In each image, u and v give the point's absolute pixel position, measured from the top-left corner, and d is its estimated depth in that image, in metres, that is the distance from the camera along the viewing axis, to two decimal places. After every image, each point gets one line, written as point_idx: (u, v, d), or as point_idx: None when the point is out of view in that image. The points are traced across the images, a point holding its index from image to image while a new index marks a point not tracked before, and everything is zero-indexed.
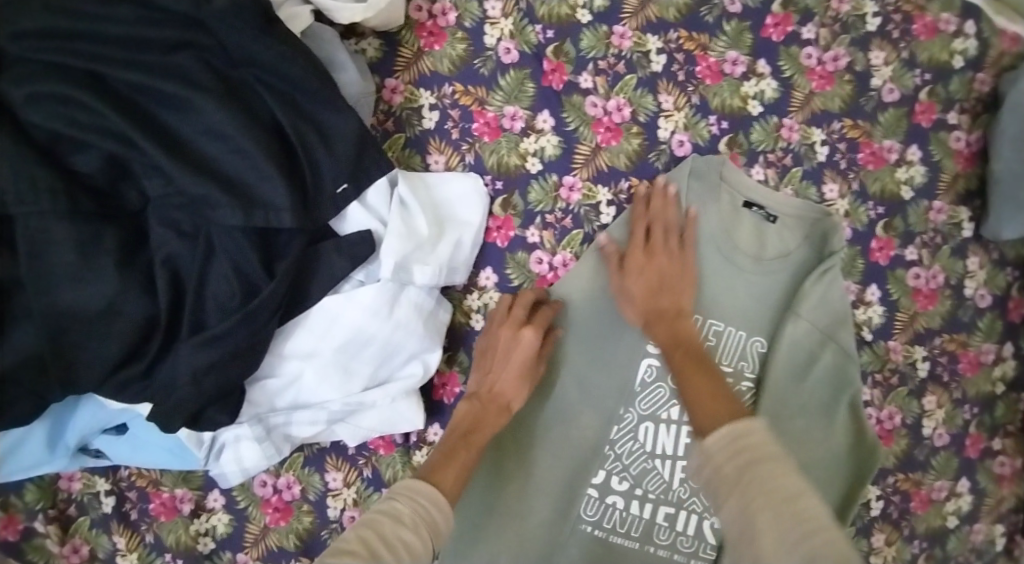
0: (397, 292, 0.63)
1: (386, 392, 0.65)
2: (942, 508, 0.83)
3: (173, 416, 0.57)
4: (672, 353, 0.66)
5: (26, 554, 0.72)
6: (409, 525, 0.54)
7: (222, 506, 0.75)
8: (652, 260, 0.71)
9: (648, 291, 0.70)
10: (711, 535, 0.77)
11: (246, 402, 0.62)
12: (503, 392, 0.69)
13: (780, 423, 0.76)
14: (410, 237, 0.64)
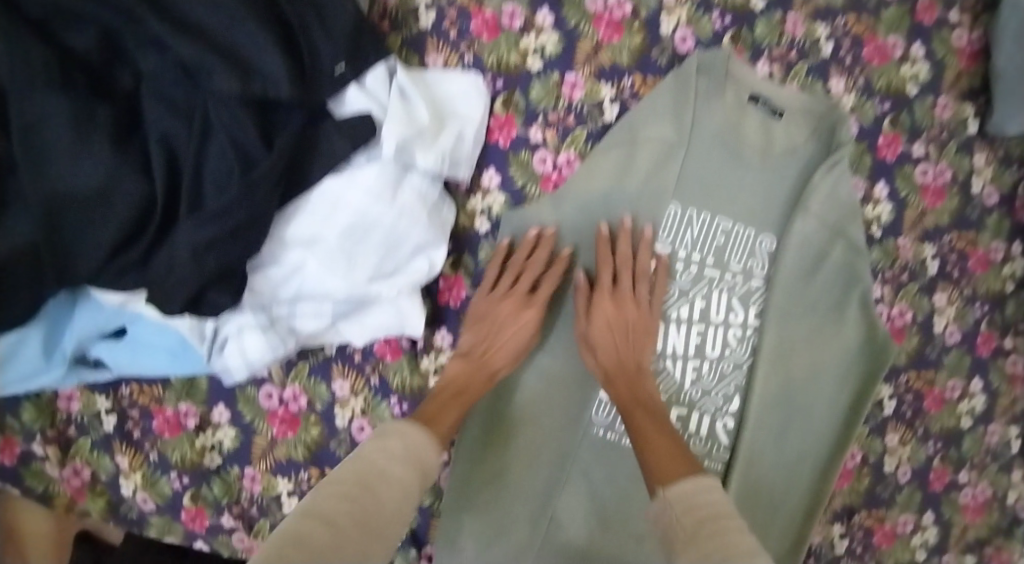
0: (400, 178, 0.61)
1: (393, 284, 0.64)
2: (955, 408, 0.81)
3: (173, 296, 0.56)
4: (628, 404, 0.68)
5: (26, 479, 0.73)
6: (400, 463, 0.58)
7: (228, 420, 0.73)
8: (618, 325, 0.70)
9: (612, 349, 0.70)
10: (723, 435, 0.77)
11: (248, 292, 0.60)
12: (495, 355, 0.69)
13: (791, 320, 0.75)
14: (410, 124, 0.61)
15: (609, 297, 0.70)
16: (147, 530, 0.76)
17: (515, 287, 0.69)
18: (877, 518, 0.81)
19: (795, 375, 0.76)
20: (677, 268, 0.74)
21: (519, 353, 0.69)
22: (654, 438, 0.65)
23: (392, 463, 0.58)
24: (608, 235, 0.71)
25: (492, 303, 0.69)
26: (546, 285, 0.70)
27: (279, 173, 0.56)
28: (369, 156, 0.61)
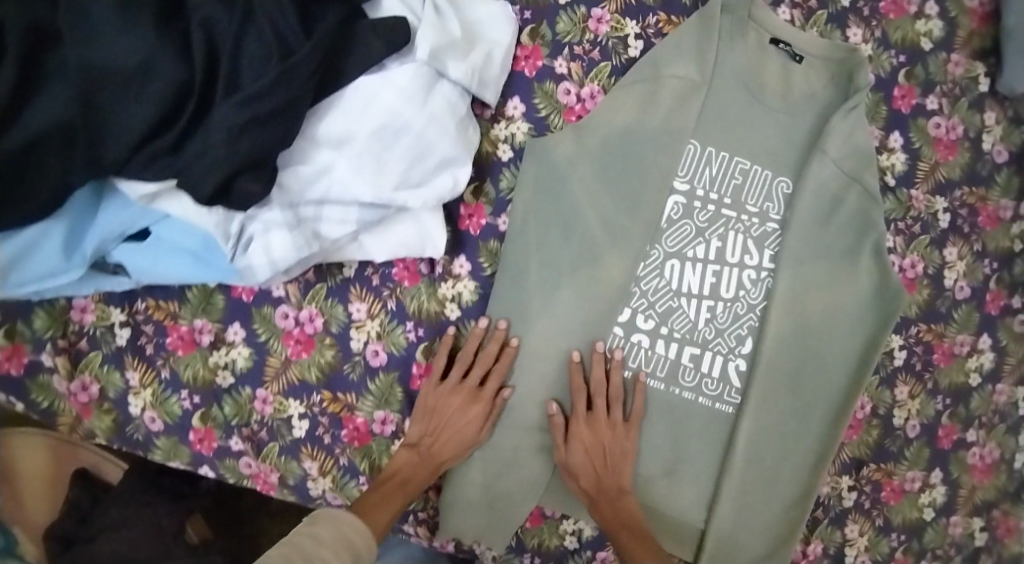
0: (432, 84, 0.63)
1: (419, 196, 0.64)
2: (964, 364, 0.82)
3: (204, 178, 0.56)
4: (618, 530, 0.73)
5: (30, 393, 0.71)
6: (351, 530, 0.63)
7: (242, 340, 0.73)
8: (592, 428, 0.73)
9: (593, 465, 0.73)
10: (735, 378, 0.77)
11: (278, 188, 0.61)
12: (443, 436, 0.71)
13: (805, 265, 0.76)
14: (443, 35, 0.63)
15: (582, 421, 0.73)
16: (152, 453, 0.74)
17: (465, 380, 0.71)
18: (886, 472, 0.81)
19: (808, 320, 0.77)
20: (694, 206, 0.75)
21: (468, 444, 0.71)
22: (643, 561, 0.72)
23: (341, 529, 0.62)
24: (580, 364, 0.73)
25: (445, 395, 0.71)
26: (495, 380, 0.72)
27: (318, 61, 0.57)
28: (401, 59, 0.62)
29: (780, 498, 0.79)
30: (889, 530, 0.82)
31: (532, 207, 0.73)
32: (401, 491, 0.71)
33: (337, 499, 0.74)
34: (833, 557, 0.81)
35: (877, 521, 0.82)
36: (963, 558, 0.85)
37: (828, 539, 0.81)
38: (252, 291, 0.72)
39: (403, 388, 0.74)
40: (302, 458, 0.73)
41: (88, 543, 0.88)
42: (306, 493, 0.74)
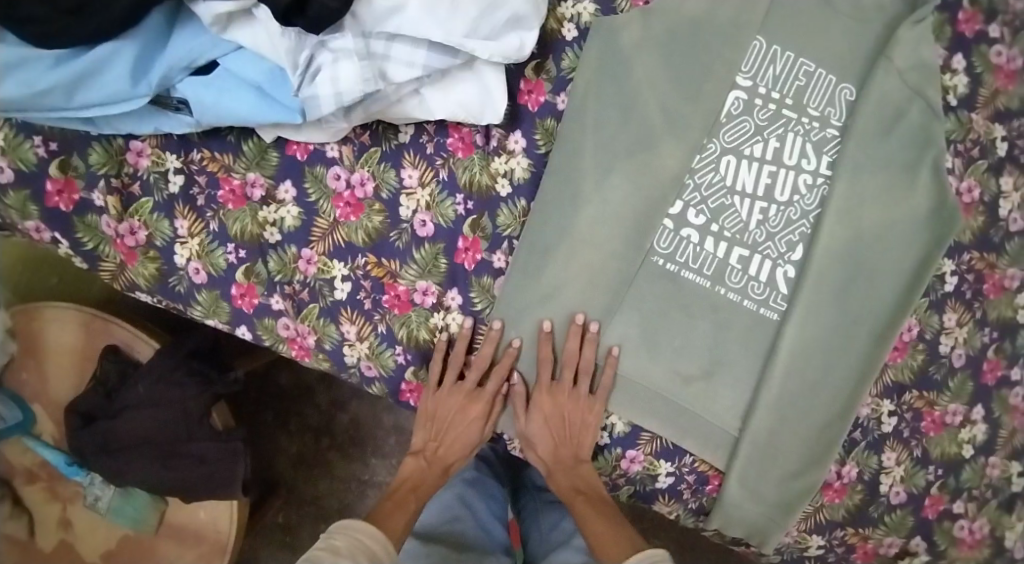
0: None
1: (486, 48, 0.65)
2: (1013, 300, 0.80)
3: None
4: (573, 498, 0.75)
5: (76, 231, 0.70)
6: (348, 555, 0.60)
7: (292, 199, 0.72)
8: (546, 427, 0.75)
9: (552, 437, 0.75)
10: (782, 284, 0.76)
11: (351, 17, 0.63)
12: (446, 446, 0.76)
13: (863, 176, 0.74)
14: None
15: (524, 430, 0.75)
16: (191, 309, 0.73)
17: (463, 380, 0.73)
18: (927, 401, 0.79)
19: (863, 232, 0.75)
20: (755, 103, 0.74)
21: (469, 445, 0.75)
22: (595, 527, 0.74)
23: (341, 556, 0.60)
24: (549, 332, 0.73)
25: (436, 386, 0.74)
26: (493, 379, 0.73)
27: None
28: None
29: (819, 420, 0.77)
30: (925, 463, 0.80)
31: (594, 87, 0.73)
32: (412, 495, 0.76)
33: (372, 369, 0.74)
34: (867, 484, 0.79)
35: (915, 451, 0.79)
36: (998, 503, 0.82)
37: (863, 463, 0.79)
38: (305, 150, 0.72)
39: (448, 262, 0.73)
40: (340, 321, 0.73)
41: (110, 421, 0.87)
42: (342, 361, 0.74)
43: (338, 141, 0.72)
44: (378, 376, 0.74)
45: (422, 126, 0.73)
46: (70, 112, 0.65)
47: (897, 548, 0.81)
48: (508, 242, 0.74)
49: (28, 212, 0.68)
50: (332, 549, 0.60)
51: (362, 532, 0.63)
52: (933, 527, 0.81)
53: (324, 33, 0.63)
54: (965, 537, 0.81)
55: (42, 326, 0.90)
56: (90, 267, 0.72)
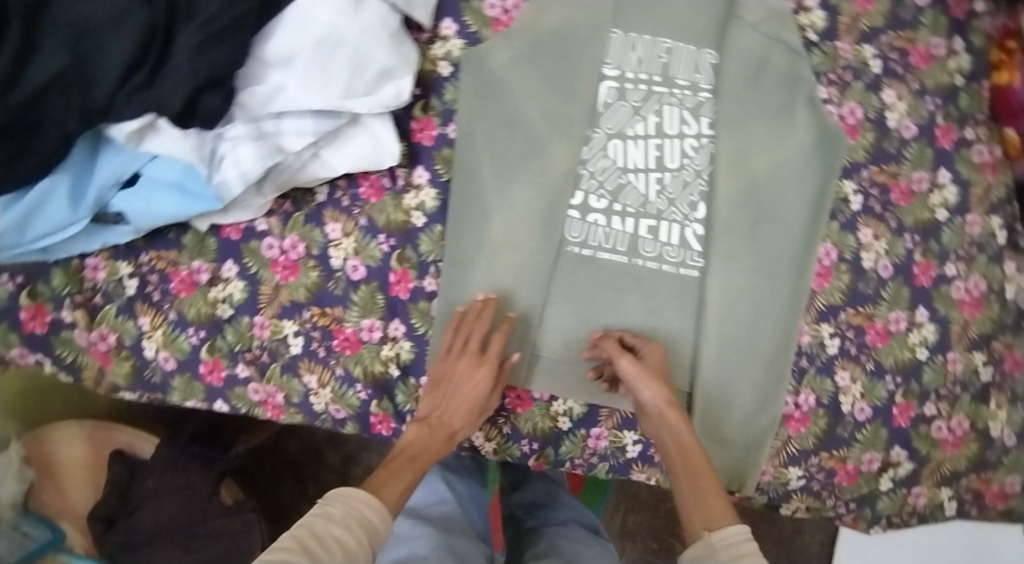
0: None
1: (364, 104, 0.71)
2: (927, 201, 0.84)
3: (171, 98, 0.66)
4: (671, 443, 0.72)
5: (58, 348, 0.81)
6: (342, 524, 0.62)
7: (236, 275, 0.79)
8: (663, 380, 0.74)
9: (660, 374, 0.75)
10: (695, 242, 0.81)
11: (238, 107, 0.70)
12: (453, 420, 0.75)
13: (743, 125, 0.81)
14: None
15: (641, 369, 0.74)
16: (171, 393, 0.81)
17: (469, 346, 0.75)
18: (866, 316, 0.82)
19: (756, 175, 0.81)
20: (627, 87, 0.81)
21: (476, 409, 0.75)
22: (704, 478, 0.69)
23: (332, 526, 0.61)
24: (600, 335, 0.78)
25: (453, 357, 0.75)
26: (499, 344, 0.75)
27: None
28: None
29: (769, 358, 0.80)
30: (882, 374, 0.82)
31: (476, 108, 0.79)
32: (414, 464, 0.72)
33: (341, 411, 0.80)
34: (828, 408, 0.81)
35: (868, 366, 0.82)
36: (971, 397, 0.84)
37: (819, 389, 0.81)
38: (238, 229, 0.79)
39: (384, 296, 0.79)
40: (301, 373, 0.79)
41: (130, 516, 0.95)
42: (311, 409, 0.80)
43: (265, 216, 0.79)
44: (348, 416, 0.80)
45: (334, 183, 0.79)
46: (26, 247, 0.74)
47: (879, 462, 0.82)
48: (435, 266, 0.80)
49: (10, 340, 0.80)
50: (326, 515, 0.62)
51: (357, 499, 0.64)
52: (911, 434, 0.82)
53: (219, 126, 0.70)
54: (946, 437, 0.83)
55: (52, 449, 0.99)
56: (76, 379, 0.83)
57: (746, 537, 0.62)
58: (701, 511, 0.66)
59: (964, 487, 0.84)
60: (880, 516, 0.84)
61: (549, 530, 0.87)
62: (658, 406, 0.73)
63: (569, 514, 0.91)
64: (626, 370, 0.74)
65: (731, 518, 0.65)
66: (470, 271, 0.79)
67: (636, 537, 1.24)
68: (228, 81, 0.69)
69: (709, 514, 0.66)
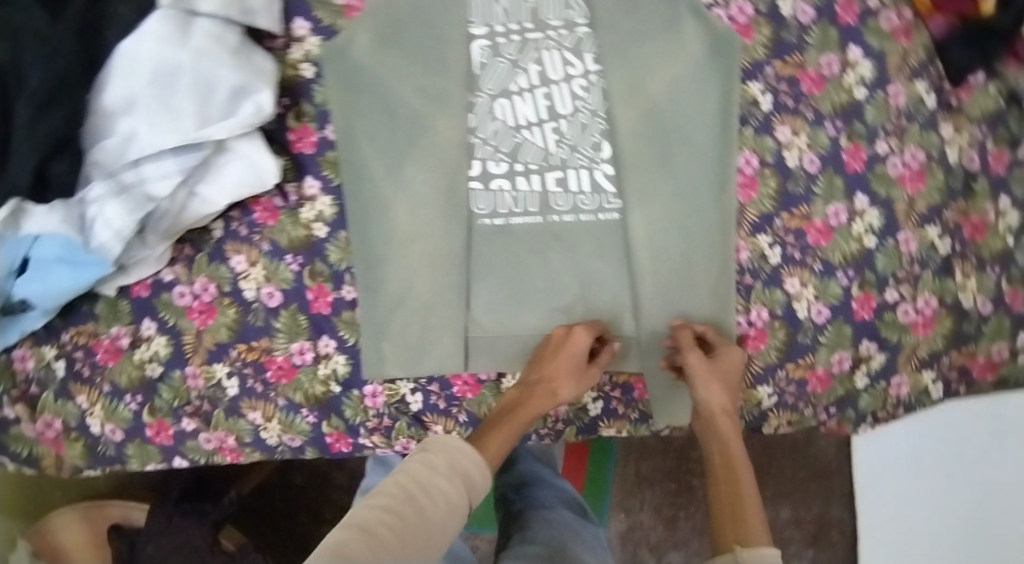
0: (184, 20, 0.68)
1: (220, 128, 0.69)
2: (843, 83, 0.78)
3: (18, 176, 0.64)
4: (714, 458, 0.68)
5: (12, 445, 0.80)
6: (445, 476, 0.59)
7: (156, 331, 0.78)
8: (723, 384, 0.71)
9: (723, 379, 0.72)
10: (607, 184, 0.77)
11: (95, 165, 0.69)
12: (555, 379, 0.71)
13: (630, 51, 0.76)
14: None
15: (705, 367, 0.72)
16: (129, 463, 0.81)
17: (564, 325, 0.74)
18: (803, 216, 0.78)
19: (655, 100, 0.76)
20: (499, 43, 0.77)
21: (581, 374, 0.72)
22: (746, 492, 0.64)
23: (437, 477, 0.58)
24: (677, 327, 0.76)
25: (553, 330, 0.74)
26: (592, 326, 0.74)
27: (77, 34, 0.65)
28: (146, 14, 0.68)
29: (711, 283, 0.77)
30: (832, 271, 0.78)
31: (348, 104, 0.75)
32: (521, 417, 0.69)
33: (294, 439, 0.78)
34: (784, 318, 0.78)
35: (816, 266, 0.78)
36: (935, 273, 0.79)
37: (771, 302, 0.78)
38: (147, 286, 0.78)
39: (306, 316, 0.77)
40: (245, 413, 0.78)
41: None
42: (265, 445, 0.79)
43: (169, 265, 0.77)
44: (304, 443, 0.79)
45: (227, 216, 0.77)
46: None
47: (850, 360, 0.79)
48: (349, 273, 0.77)
49: None
50: (430, 463, 0.59)
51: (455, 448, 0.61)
52: (877, 324, 0.78)
53: (81, 190, 0.68)
54: (915, 320, 0.78)
55: (55, 537, 0.97)
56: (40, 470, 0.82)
57: (777, 561, 0.55)
58: (732, 525, 0.61)
59: (947, 365, 0.80)
60: (864, 415, 0.80)
61: (539, 515, 0.84)
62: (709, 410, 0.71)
63: (561, 501, 0.88)
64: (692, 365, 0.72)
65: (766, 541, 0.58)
66: (386, 269, 0.76)
67: (652, 486, 1.20)
68: (74, 142, 0.67)
69: (740, 528, 0.60)
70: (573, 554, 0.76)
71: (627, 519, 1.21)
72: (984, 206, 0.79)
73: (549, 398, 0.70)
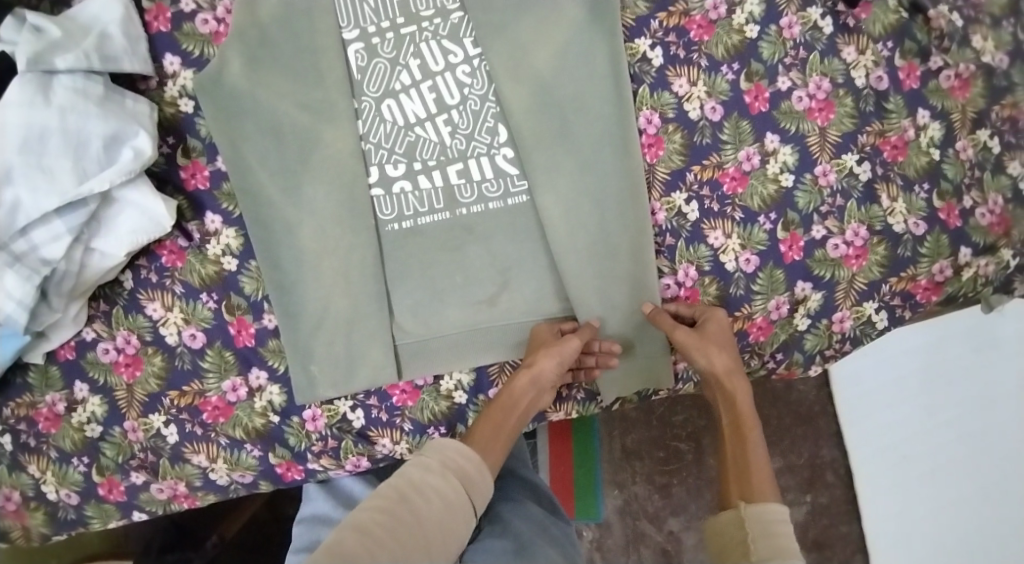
0: (45, 82, 0.68)
1: (102, 179, 0.69)
2: (732, 23, 0.76)
3: None
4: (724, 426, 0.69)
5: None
6: (439, 474, 0.60)
7: (89, 391, 0.76)
8: (725, 349, 0.71)
9: (720, 348, 0.71)
10: (509, 166, 0.76)
11: None
12: (530, 364, 0.70)
13: (507, 27, 0.75)
14: (43, 41, 0.69)
15: (699, 338, 0.70)
16: (90, 524, 0.78)
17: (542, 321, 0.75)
18: (715, 166, 0.76)
19: (541, 72, 0.75)
20: (374, 43, 0.76)
21: (564, 357, 0.70)
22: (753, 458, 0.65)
23: (430, 475, 0.60)
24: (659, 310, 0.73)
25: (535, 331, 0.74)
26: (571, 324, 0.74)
27: None
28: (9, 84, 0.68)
29: (636, 247, 0.74)
30: (754, 218, 0.76)
31: (235, 132, 0.74)
32: (505, 426, 0.69)
33: (245, 475, 0.78)
34: (713, 273, 0.76)
35: (736, 216, 0.76)
36: (860, 201, 0.76)
37: (697, 258, 0.76)
38: (72, 347, 0.76)
39: (232, 351, 0.76)
40: (190, 456, 0.77)
41: None
42: (217, 485, 0.78)
43: (88, 323, 0.76)
44: (255, 477, 0.78)
45: (135, 265, 0.76)
46: None
47: (787, 304, 0.76)
48: (266, 302, 0.76)
49: None
50: (423, 464, 0.60)
51: (449, 450, 0.62)
52: (808, 264, 0.76)
53: None
54: (847, 253, 0.76)
55: None
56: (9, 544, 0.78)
57: (780, 518, 0.59)
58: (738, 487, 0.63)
59: (888, 293, 0.76)
60: (812, 356, 0.78)
61: (506, 510, 0.79)
62: (712, 374, 0.70)
63: (530, 494, 0.83)
64: (681, 344, 0.70)
65: (773, 498, 0.61)
66: (303, 289, 0.75)
67: (641, 456, 1.07)
68: None
69: (748, 489, 0.62)
70: (542, 551, 0.72)
71: (621, 494, 1.07)
72: (901, 124, 0.76)
73: (527, 381, 0.69)
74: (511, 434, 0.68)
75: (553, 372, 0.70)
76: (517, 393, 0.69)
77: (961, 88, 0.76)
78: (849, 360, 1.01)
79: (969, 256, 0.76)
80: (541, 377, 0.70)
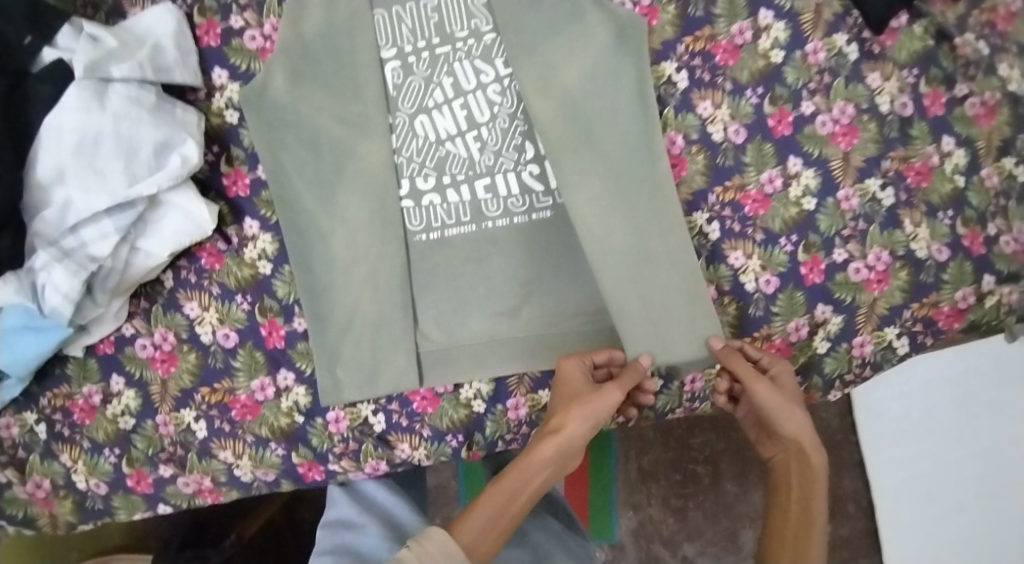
0: (102, 90, 0.73)
1: (151, 183, 0.73)
2: (758, 49, 0.78)
3: None
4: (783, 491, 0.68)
5: (5, 509, 0.80)
6: None
7: (125, 385, 0.79)
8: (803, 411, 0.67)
9: (796, 413, 0.66)
10: (535, 183, 0.78)
11: (38, 237, 0.72)
12: (562, 423, 0.65)
13: (537, 49, 0.77)
14: (100, 50, 0.73)
15: (779, 399, 0.67)
16: (116, 514, 0.81)
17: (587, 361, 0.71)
18: (737, 188, 0.77)
19: (570, 93, 0.77)
20: (410, 62, 0.80)
21: (601, 413, 0.66)
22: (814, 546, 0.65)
23: None
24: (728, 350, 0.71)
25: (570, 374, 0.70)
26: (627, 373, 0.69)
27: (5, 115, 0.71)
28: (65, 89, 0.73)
29: (659, 270, 0.74)
30: (774, 240, 0.77)
31: (275, 142, 0.78)
32: (522, 493, 0.65)
33: (268, 473, 0.80)
34: (732, 292, 0.77)
35: (757, 237, 0.77)
36: (882, 226, 0.76)
37: (717, 278, 0.77)
38: (111, 341, 0.80)
39: (263, 351, 0.79)
40: (217, 452, 0.80)
41: None
42: (241, 482, 0.81)
43: (128, 319, 0.80)
44: (277, 476, 0.80)
45: (176, 265, 0.80)
46: None
47: (807, 326, 0.77)
48: (297, 305, 0.79)
49: None
50: (400, 558, 0.56)
51: (446, 540, 0.58)
52: (829, 287, 0.76)
53: (28, 261, 0.72)
54: (868, 277, 0.76)
55: None
56: (36, 531, 0.81)
57: None
58: None
59: (909, 319, 0.76)
60: (831, 381, 0.77)
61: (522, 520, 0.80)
62: (794, 441, 0.67)
63: (546, 506, 0.83)
64: (762, 400, 0.67)
65: None
66: (332, 295, 0.78)
67: (658, 477, 1.07)
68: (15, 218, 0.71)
69: None
70: None
71: (636, 515, 1.07)
72: (926, 150, 0.76)
73: (552, 445, 0.65)
74: (523, 503, 0.65)
75: (580, 430, 0.65)
76: (545, 455, 0.64)
77: (986, 117, 0.76)
78: (868, 387, 1.01)
79: (992, 284, 0.76)
80: (570, 437, 0.65)
